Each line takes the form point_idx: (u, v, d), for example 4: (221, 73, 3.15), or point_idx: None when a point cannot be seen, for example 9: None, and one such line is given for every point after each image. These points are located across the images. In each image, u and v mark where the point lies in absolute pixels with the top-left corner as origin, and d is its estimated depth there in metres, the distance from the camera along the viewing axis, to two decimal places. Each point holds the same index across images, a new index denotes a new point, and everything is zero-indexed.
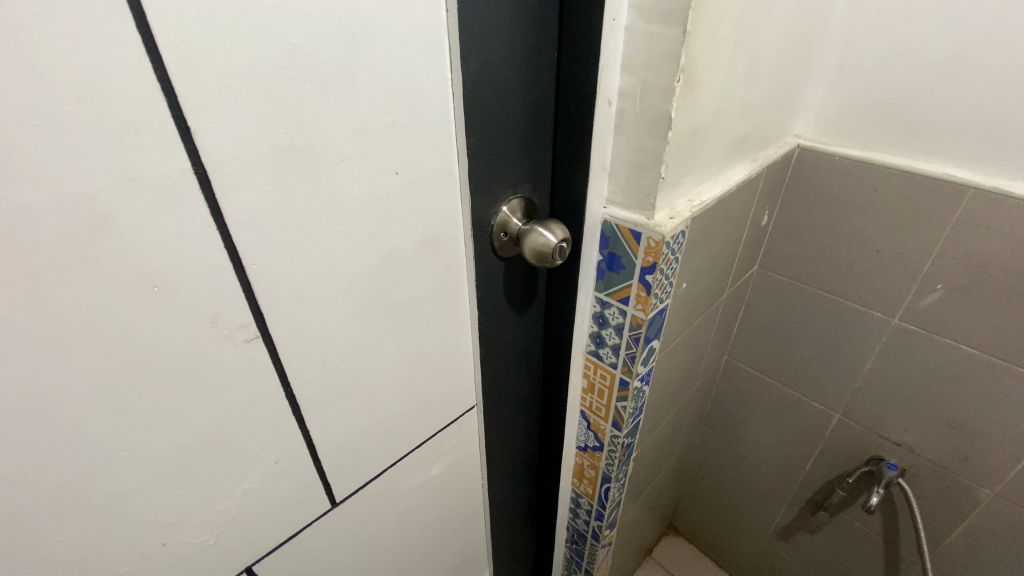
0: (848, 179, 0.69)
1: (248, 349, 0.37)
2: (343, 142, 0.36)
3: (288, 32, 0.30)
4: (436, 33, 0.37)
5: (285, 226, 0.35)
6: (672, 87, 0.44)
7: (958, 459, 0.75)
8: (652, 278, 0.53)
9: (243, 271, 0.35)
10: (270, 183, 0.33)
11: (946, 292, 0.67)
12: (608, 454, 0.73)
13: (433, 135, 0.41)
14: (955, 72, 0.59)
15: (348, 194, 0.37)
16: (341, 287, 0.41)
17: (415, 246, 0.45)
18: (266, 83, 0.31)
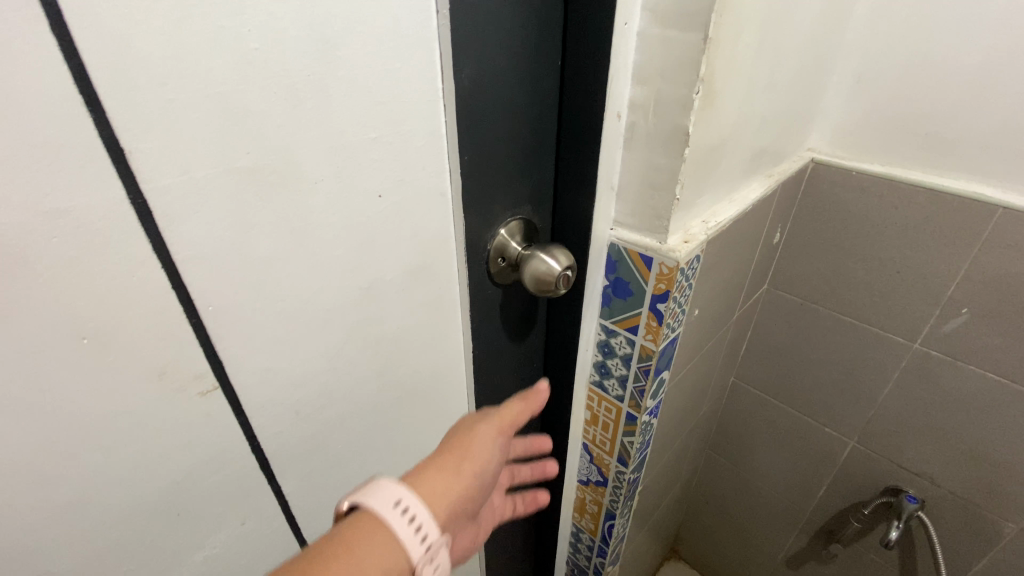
0: (866, 196, 0.65)
1: (206, 403, 0.32)
2: (317, 162, 0.31)
3: (247, 34, 0.25)
4: (426, 37, 0.32)
5: (248, 260, 0.30)
6: (690, 99, 0.39)
7: (982, 492, 0.71)
8: (664, 307, 0.48)
9: (196, 315, 0.29)
10: (229, 210, 0.28)
11: (972, 316, 0.63)
12: (612, 490, 0.67)
13: (423, 152, 0.36)
14: (986, 83, 0.55)
15: (324, 221, 0.32)
16: (315, 325, 0.35)
17: (402, 275, 0.39)
18: (220, 96, 0.26)
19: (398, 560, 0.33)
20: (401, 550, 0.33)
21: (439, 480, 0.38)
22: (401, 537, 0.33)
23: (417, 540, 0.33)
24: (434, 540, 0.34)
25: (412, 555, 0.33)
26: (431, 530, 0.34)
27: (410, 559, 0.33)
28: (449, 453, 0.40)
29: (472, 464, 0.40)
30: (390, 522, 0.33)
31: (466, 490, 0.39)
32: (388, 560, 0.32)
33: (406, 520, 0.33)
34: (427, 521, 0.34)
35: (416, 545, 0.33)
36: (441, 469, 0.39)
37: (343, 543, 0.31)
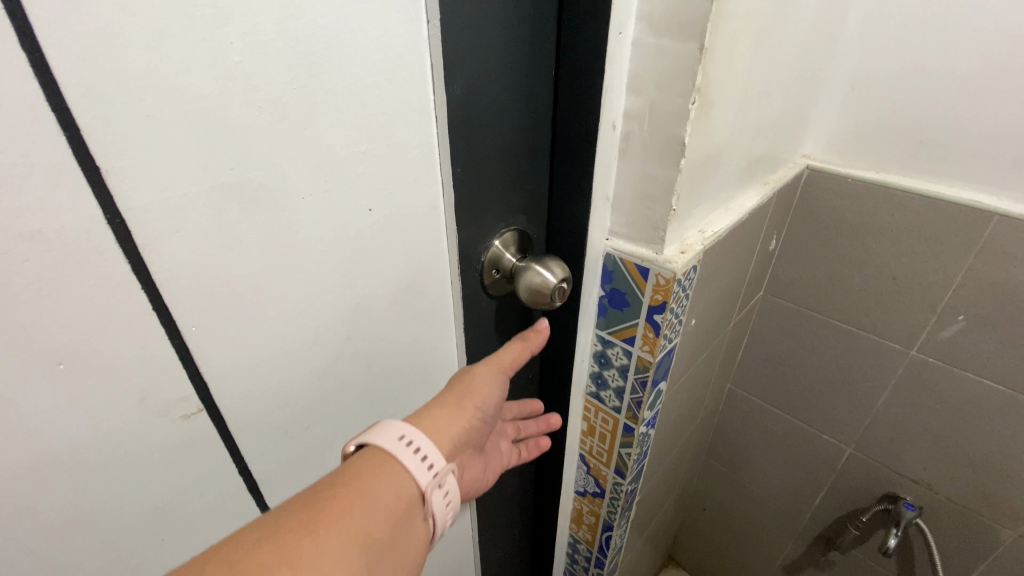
0: (862, 203, 0.65)
1: (189, 426, 0.31)
2: (304, 178, 0.30)
3: (228, 46, 0.24)
4: (416, 48, 0.32)
5: (232, 278, 0.29)
6: (686, 110, 0.38)
7: (980, 498, 0.70)
8: (661, 319, 0.48)
9: (178, 336, 0.28)
10: (212, 228, 0.27)
11: (969, 323, 0.62)
12: (610, 501, 0.67)
13: (413, 165, 0.35)
14: (982, 90, 0.54)
15: (311, 237, 0.31)
16: (304, 343, 0.34)
17: (393, 289, 0.38)
18: (201, 110, 0.25)
19: (408, 485, 0.35)
20: (410, 478, 0.35)
21: (442, 417, 0.39)
22: (409, 466, 0.34)
23: (425, 468, 0.35)
24: (442, 468, 0.36)
25: (420, 480, 0.35)
26: (437, 459, 0.36)
27: (419, 484, 0.35)
28: (449, 393, 0.41)
29: (472, 401, 0.41)
30: (397, 454, 0.34)
31: (469, 425, 0.41)
32: (399, 487, 0.34)
33: (412, 450, 0.35)
34: (432, 450, 0.36)
35: (424, 471, 0.35)
36: (445, 406, 0.40)
37: (354, 473, 0.33)
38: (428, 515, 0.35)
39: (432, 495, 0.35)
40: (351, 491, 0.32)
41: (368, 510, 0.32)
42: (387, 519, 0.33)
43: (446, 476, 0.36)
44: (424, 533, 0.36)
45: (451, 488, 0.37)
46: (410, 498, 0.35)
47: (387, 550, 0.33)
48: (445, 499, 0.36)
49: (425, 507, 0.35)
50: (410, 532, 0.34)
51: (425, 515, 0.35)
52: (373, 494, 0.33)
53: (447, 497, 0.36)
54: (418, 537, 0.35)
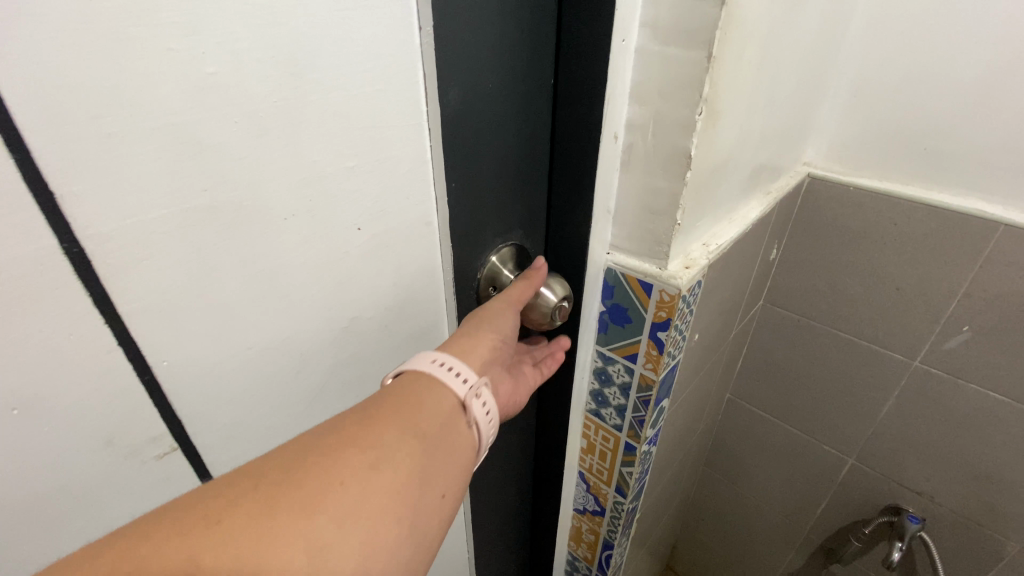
0: (864, 212, 0.64)
1: (163, 466, 0.28)
2: (287, 197, 0.27)
3: (201, 56, 0.22)
4: (408, 56, 0.29)
5: (209, 308, 0.27)
6: (692, 120, 0.37)
7: (985, 510, 0.69)
8: (665, 336, 0.46)
9: (148, 372, 0.26)
10: (185, 255, 0.25)
11: (973, 334, 0.61)
12: (610, 520, 0.64)
13: (405, 180, 0.33)
14: (987, 97, 0.54)
15: (296, 260, 0.29)
16: (288, 372, 0.32)
17: (384, 311, 0.36)
18: (170, 126, 0.22)
19: (447, 398, 0.34)
20: (447, 391, 0.35)
21: (467, 338, 0.38)
22: (444, 381, 0.34)
23: (460, 382, 0.35)
24: (476, 380, 0.36)
25: (457, 392, 0.35)
26: (469, 373, 0.36)
27: (457, 394, 0.35)
28: (470, 319, 0.40)
29: (493, 322, 0.39)
30: (431, 371, 0.35)
31: (498, 343, 0.39)
32: (438, 400, 0.34)
33: (444, 367, 0.35)
34: (463, 366, 0.36)
35: (459, 383, 0.35)
36: (465, 331, 0.38)
37: (395, 389, 0.33)
38: (472, 424, 0.35)
39: (471, 402, 0.35)
40: (394, 403, 0.32)
41: (414, 415, 0.32)
42: (434, 424, 0.33)
43: (482, 387, 0.36)
44: (472, 445, 0.35)
45: (490, 401, 0.36)
46: (450, 410, 0.34)
47: (439, 454, 0.32)
48: (484, 409, 0.36)
49: (467, 419, 0.35)
50: (458, 441, 0.34)
51: (469, 424, 0.35)
52: (415, 406, 0.33)
53: (487, 408, 0.36)
54: (466, 449, 0.35)
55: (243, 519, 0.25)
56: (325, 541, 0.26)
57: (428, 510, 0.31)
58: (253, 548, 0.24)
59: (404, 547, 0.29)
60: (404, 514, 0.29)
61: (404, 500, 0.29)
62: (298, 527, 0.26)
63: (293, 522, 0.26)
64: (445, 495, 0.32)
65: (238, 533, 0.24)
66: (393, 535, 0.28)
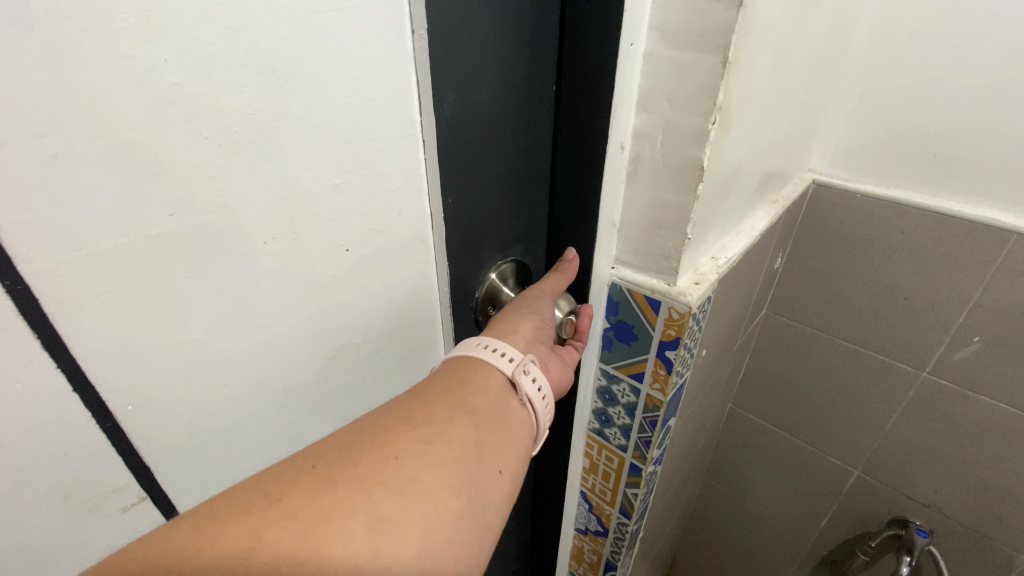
0: (870, 219, 0.63)
1: (131, 517, 0.26)
2: (266, 220, 0.25)
3: (162, 64, 0.19)
4: (399, 63, 0.27)
5: (179, 344, 0.24)
6: (705, 130, 0.34)
7: (994, 522, 0.68)
8: (674, 355, 0.44)
9: (110, 418, 0.23)
10: (149, 287, 0.22)
11: (984, 345, 0.61)
12: (613, 541, 0.62)
13: (398, 196, 0.30)
14: (996, 104, 0.53)
15: (277, 287, 0.26)
16: (271, 407, 0.29)
17: (376, 337, 0.33)
18: (127, 144, 0.19)
19: (495, 377, 0.35)
20: (494, 371, 0.35)
21: (509, 321, 0.38)
22: (490, 362, 0.35)
23: (506, 361, 0.36)
24: (522, 358, 0.36)
25: (505, 370, 0.35)
26: (514, 352, 0.36)
27: (504, 373, 0.36)
28: (508, 305, 0.40)
29: (532, 304, 0.39)
30: (476, 355, 0.36)
31: (541, 323, 0.39)
32: (486, 381, 0.35)
33: (488, 349, 0.36)
34: (507, 346, 0.37)
35: (505, 362, 0.36)
36: (505, 316, 0.39)
37: (443, 374, 0.35)
38: (524, 400, 0.36)
39: (520, 379, 0.35)
40: (444, 386, 0.34)
41: (462, 397, 0.33)
42: (483, 402, 0.34)
43: (529, 364, 0.36)
44: (528, 419, 0.36)
45: (540, 376, 0.37)
46: (501, 388, 0.35)
47: (491, 429, 0.33)
48: (535, 385, 0.36)
49: (519, 395, 0.36)
50: (510, 417, 0.35)
51: (522, 400, 0.36)
52: (463, 387, 0.34)
53: (538, 383, 0.36)
54: (523, 424, 0.36)
55: (303, 495, 0.26)
56: (386, 511, 0.27)
57: (485, 480, 0.32)
58: (317, 519, 0.26)
59: (464, 515, 0.30)
60: (462, 484, 0.30)
61: (460, 473, 0.31)
62: (359, 498, 0.27)
63: (354, 494, 0.27)
64: (503, 469, 0.33)
65: (304, 507, 0.26)
66: (454, 502, 0.30)
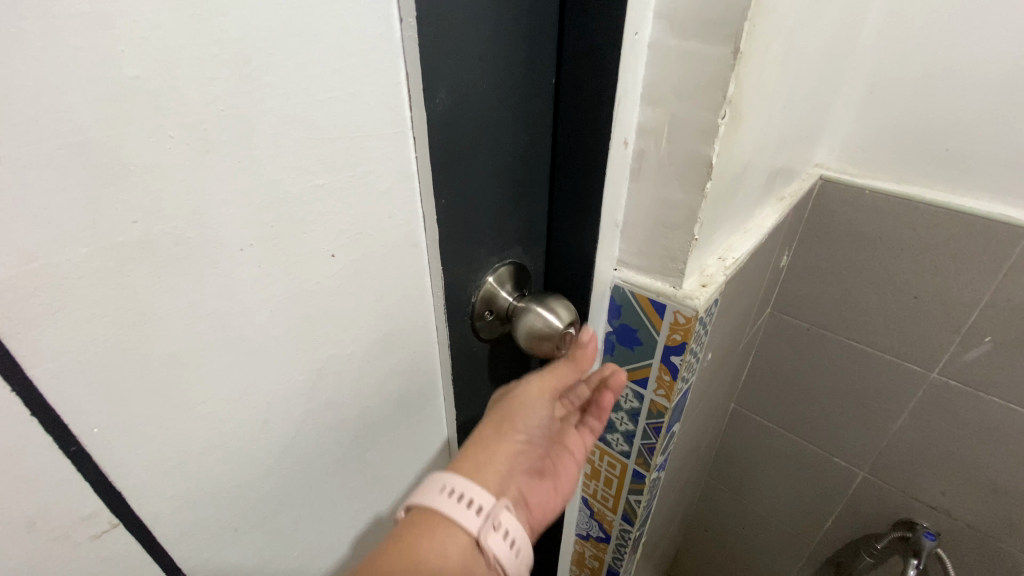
0: (879, 215, 0.62)
1: (101, 546, 0.24)
2: (244, 224, 0.23)
3: (119, 56, 0.17)
4: (386, 53, 0.25)
5: (149, 360, 0.22)
6: (714, 125, 0.33)
7: (1003, 525, 0.69)
8: (679, 360, 0.42)
9: (74, 443, 0.21)
10: (115, 299, 0.20)
11: (995, 345, 0.60)
12: (616, 547, 0.61)
13: (388, 197, 0.28)
14: (1012, 97, 0.51)
15: (257, 297, 0.25)
16: (253, 425, 0.27)
17: (366, 346, 0.32)
18: (81, 144, 0.17)
19: (461, 538, 0.33)
20: (461, 528, 0.33)
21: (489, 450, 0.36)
22: (455, 518, 0.33)
23: (474, 516, 0.33)
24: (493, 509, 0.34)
25: (472, 528, 0.33)
26: (485, 503, 0.34)
27: (470, 532, 0.33)
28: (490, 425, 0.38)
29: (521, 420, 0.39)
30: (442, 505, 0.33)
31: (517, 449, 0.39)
32: (450, 540, 0.32)
33: (459, 496, 0.33)
34: (479, 493, 0.34)
35: (474, 517, 0.33)
36: (485, 436, 0.38)
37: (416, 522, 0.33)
38: (493, 561, 0.33)
39: (487, 538, 0.33)
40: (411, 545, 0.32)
41: (428, 562, 0.31)
42: (449, 569, 0.32)
43: (498, 516, 0.34)
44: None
45: (512, 529, 0.34)
46: (463, 548, 0.33)
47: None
48: (504, 540, 0.33)
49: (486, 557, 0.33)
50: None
51: (489, 562, 0.33)
52: (423, 544, 0.32)
53: (508, 537, 0.34)
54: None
55: None
56: None
57: None
58: None
59: None
60: None
61: None
62: None
63: None
64: None
65: None
66: None
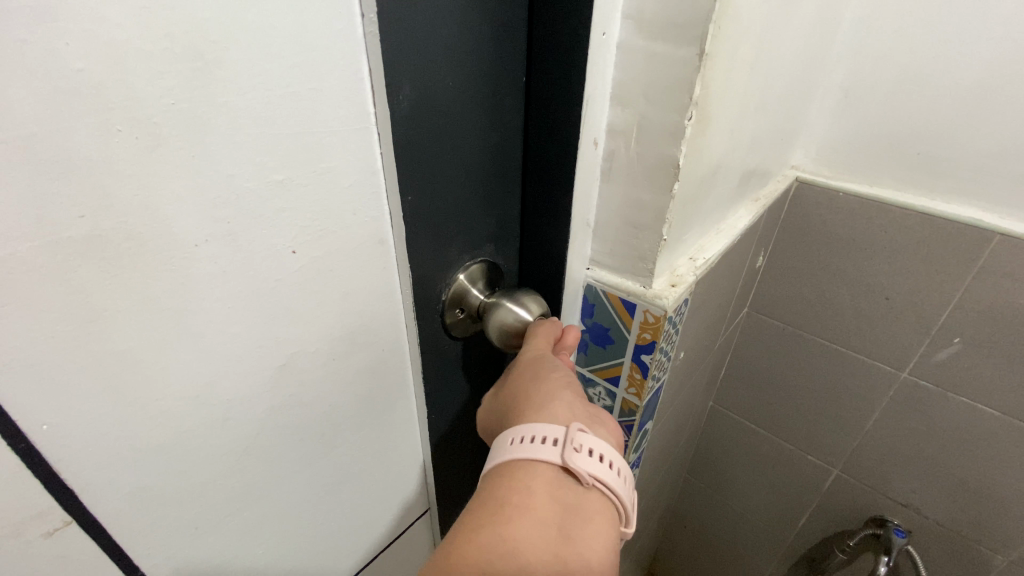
0: (853, 218, 0.63)
1: (55, 543, 0.24)
2: (198, 222, 0.23)
3: (64, 49, 0.17)
4: (348, 50, 0.25)
5: (99, 357, 0.22)
6: (681, 126, 0.33)
7: (970, 522, 0.71)
8: (649, 359, 0.43)
9: (23, 441, 0.21)
10: (65, 296, 0.20)
11: (964, 347, 0.62)
12: None
13: (353, 194, 0.28)
14: (980, 103, 0.53)
15: (215, 294, 0.24)
16: (213, 422, 0.27)
17: (331, 344, 0.32)
18: (24, 139, 0.17)
19: (544, 469, 0.30)
20: (541, 463, 0.31)
21: (532, 397, 0.35)
22: (531, 454, 0.31)
23: (550, 447, 0.31)
24: (569, 434, 0.31)
25: (551, 457, 0.31)
26: (554, 432, 0.31)
27: (553, 460, 0.30)
28: (528, 381, 0.36)
29: (543, 367, 0.37)
30: (516, 452, 0.31)
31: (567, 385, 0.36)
32: (534, 477, 0.30)
33: (523, 440, 0.32)
34: (547, 428, 0.32)
35: (549, 448, 0.31)
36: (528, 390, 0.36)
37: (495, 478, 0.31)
38: (592, 482, 0.30)
39: (573, 460, 0.30)
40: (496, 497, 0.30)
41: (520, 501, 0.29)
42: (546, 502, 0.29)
43: (575, 437, 0.31)
44: (603, 503, 0.30)
45: (598, 446, 0.31)
46: (555, 480, 0.30)
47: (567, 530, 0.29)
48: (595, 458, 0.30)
49: (582, 481, 0.30)
50: (585, 504, 0.30)
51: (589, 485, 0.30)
52: (509, 490, 0.30)
53: (598, 454, 0.31)
54: (602, 511, 0.30)
55: None
56: None
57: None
58: None
59: None
60: None
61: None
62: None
63: None
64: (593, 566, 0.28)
65: None
66: None
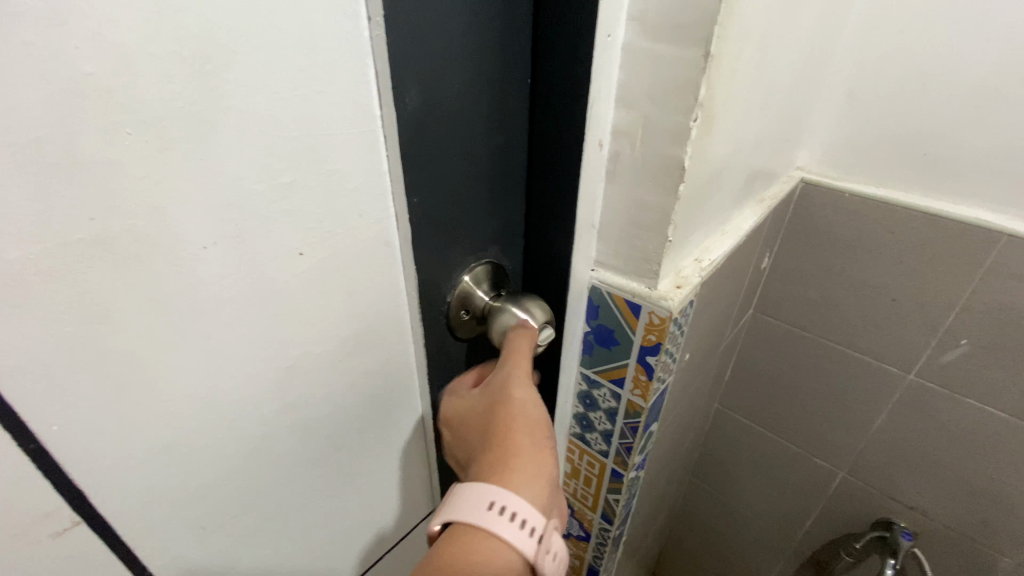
0: (859, 218, 0.62)
1: (64, 542, 0.24)
2: (206, 224, 0.23)
3: (74, 53, 0.17)
4: (355, 52, 0.25)
5: (107, 357, 0.22)
6: (686, 128, 0.33)
7: (977, 525, 0.70)
8: (655, 360, 0.42)
9: (32, 440, 0.21)
10: (74, 297, 0.20)
11: (971, 348, 0.61)
12: (596, 546, 0.61)
13: (358, 196, 0.28)
14: (986, 103, 0.52)
15: (222, 295, 0.25)
16: (219, 423, 0.27)
17: (337, 345, 0.32)
18: (35, 141, 0.17)
19: (514, 559, 0.29)
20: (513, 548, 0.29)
21: (518, 458, 0.33)
22: (508, 535, 0.29)
23: (527, 535, 0.30)
24: (544, 527, 0.31)
25: (526, 548, 0.30)
26: (536, 521, 0.30)
27: (525, 553, 0.30)
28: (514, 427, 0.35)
29: (528, 416, 0.36)
30: (494, 523, 0.30)
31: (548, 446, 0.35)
32: (501, 561, 0.29)
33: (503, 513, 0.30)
34: (527, 510, 0.31)
35: (526, 538, 0.30)
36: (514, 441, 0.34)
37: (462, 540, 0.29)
38: None
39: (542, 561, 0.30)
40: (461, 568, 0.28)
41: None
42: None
43: (549, 537, 0.31)
44: None
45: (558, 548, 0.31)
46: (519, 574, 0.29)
47: None
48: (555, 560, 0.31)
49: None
50: None
51: None
52: (475, 566, 0.29)
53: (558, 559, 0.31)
54: None
55: None
56: None
57: None
58: None
59: None
60: None
61: None
62: None
63: None
64: None
65: None
66: None
